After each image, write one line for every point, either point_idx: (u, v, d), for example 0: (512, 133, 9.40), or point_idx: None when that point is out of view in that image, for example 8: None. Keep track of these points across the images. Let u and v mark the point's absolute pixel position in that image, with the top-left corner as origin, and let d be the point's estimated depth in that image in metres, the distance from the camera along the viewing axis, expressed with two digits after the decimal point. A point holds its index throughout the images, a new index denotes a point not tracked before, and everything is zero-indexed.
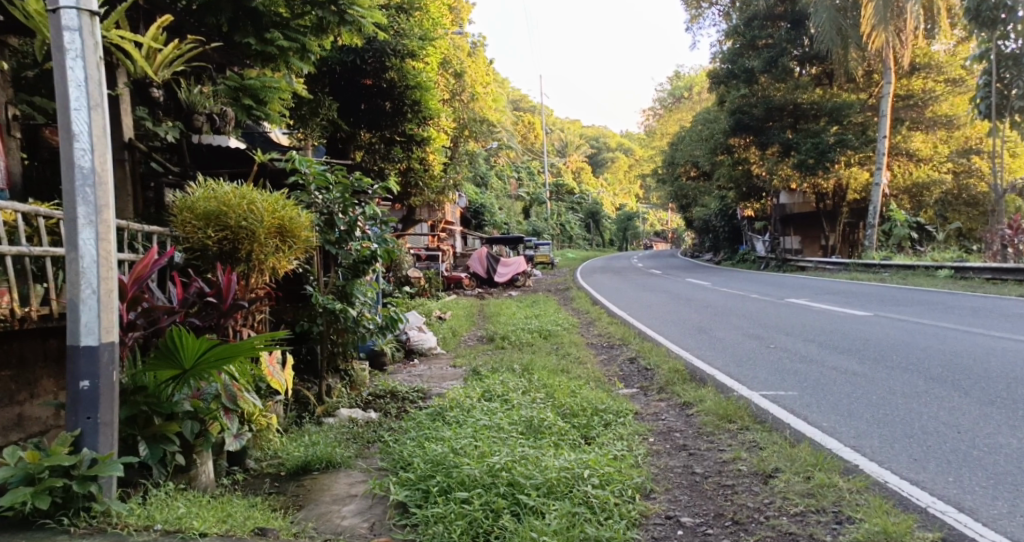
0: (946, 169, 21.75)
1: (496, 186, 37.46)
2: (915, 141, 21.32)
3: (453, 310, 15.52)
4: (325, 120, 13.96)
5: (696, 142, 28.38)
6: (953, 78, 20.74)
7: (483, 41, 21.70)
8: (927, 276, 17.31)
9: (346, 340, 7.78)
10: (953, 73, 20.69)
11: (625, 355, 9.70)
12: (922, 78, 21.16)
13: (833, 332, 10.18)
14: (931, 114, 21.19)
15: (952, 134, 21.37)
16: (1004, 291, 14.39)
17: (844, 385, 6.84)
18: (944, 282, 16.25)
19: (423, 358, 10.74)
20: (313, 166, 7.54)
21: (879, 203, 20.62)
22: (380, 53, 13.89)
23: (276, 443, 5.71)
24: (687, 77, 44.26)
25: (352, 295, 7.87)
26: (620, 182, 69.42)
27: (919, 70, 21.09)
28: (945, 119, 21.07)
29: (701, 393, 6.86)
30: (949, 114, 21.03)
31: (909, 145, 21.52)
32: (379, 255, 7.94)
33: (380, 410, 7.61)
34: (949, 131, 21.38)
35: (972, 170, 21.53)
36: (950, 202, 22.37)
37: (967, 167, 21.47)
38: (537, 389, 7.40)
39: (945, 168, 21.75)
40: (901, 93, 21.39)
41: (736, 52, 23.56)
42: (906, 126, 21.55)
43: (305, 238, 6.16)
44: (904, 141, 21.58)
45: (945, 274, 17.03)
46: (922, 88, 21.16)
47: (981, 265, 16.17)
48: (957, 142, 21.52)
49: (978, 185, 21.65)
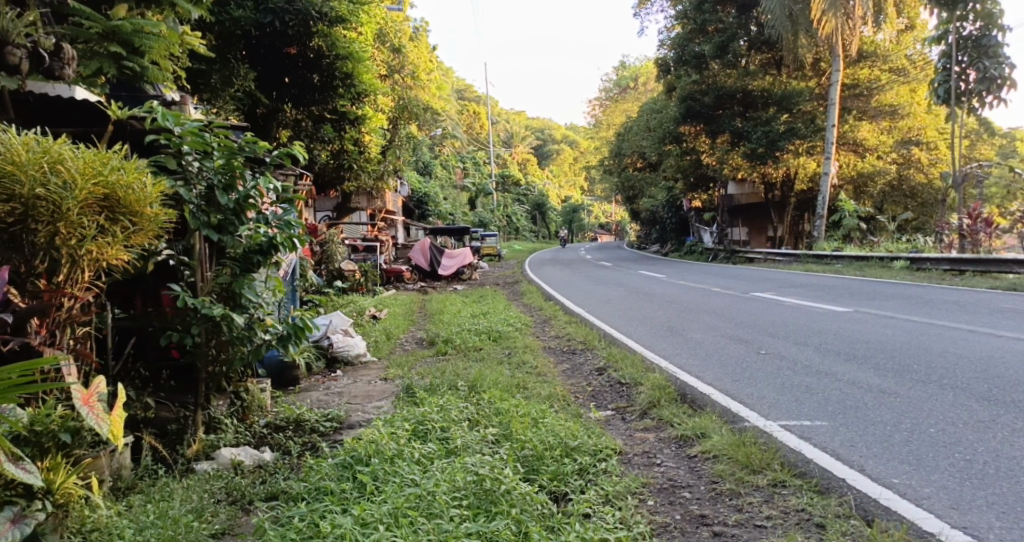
0: (890, 159, 19.74)
1: (440, 176, 35.60)
2: (863, 129, 19.39)
3: (390, 308, 13.64)
4: (241, 91, 11.87)
5: (642, 132, 26.84)
6: (898, 67, 19.19)
7: (426, 25, 19.61)
8: (882, 267, 15.79)
9: (231, 354, 5.94)
10: (898, 63, 19.17)
11: (591, 365, 7.97)
12: (868, 67, 19.38)
13: (825, 332, 8.57)
14: (877, 104, 19.61)
15: (895, 124, 19.74)
16: (977, 282, 12.98)
17: (881, 409, 5.21)
18: (905, 272, 14.94)
19: (348, 368, 8.86)
20: (185, 124, 5.71)
21: (828, 192, 19.23)
22: (304, 15, 11.63)
23: (101, 516, 4.14)
24: (632, 67, 42.62)
25: (239, 295, 6.01)
26: (565, 174, 67.96)
27: (865, 58, 19.28)
28: (890, 108, 19.51)
29: (703, 423, 5.20)
30: (894, 104, 19.46)
31: (856, 135, 19.59)
32: (278, 242, 6.08)
33: (278, 448, 5.82)
34: (893, 121, 19.72)
35: (911, 161, 19.75)
36: (889, 193, 20.75)
37: (908, 157, 19.71)
38: (481, 419, 5.56)
39: (889, 158, 19.73)
40: (846, 83, 19.70)
41: (686, 37, 21.81)
42: (853, 116, 19.98)
43: (151, 214, 4.42)
44: (851, 131, 19.64)
45: (900, 265, 15.48)
46: (868, 78, 19.50)
47: (939, 257, 14.64)
48: (899, 133, 19.82)
49: (919, 176, 19.77)
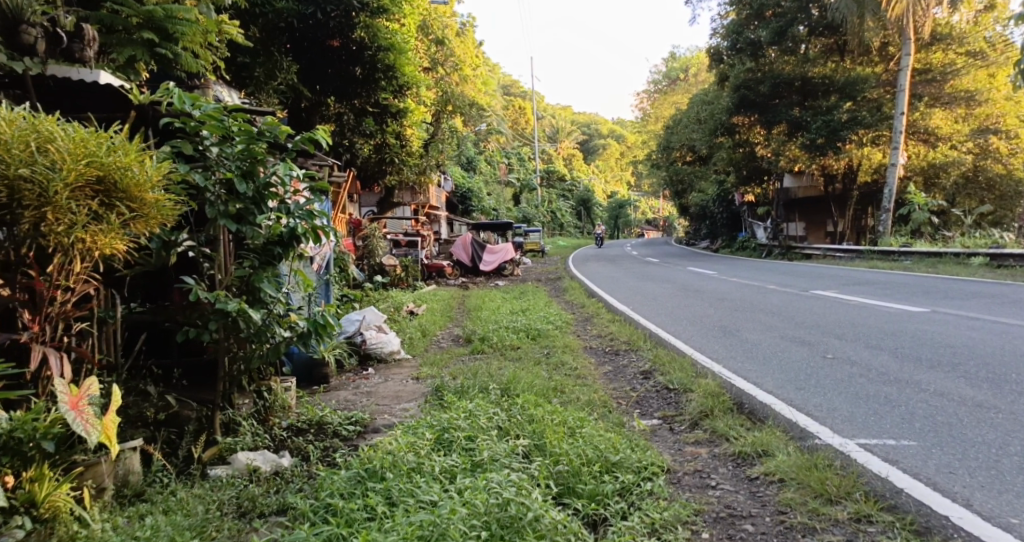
0: (964, 149, 18.71)
1: (485, 170, 35.16)
2: (935, 118, 18.58)
3: (429, 303, 13.22)
4: (284, 84, 11.41)
5: (692, 125, 26.03)
6: (975, 50, 18.18)
7: (472, 20, 19.15)
8: (957, 264, 14.94)
9: (250, 351, 5.53)
10: (976, 46, 18.14)
11: (636, 367, 7.43)
12: (942, 50, 18.61)
13: (897, 335, 7.89)
14: (951, 90, 18.70)
15: (972, 112, 18.69)
16: None
17: (983, 430, 4.76)
18: (980, 269, 14.09)
19: (381, 366, 8.44)
20: (201, 106, 5.34)
21: (894, 187, 18.28)
22: (345, 6, 11.22)
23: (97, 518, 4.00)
24: (682, 59, 41.69)
25: (258, 290, 5.58)
26: (612, 169, 67.11)
27: (939, 41, 18.47)
28: (965, 94, 18.53)
29: (766, 438, 4.70)
30: (970, 89, 18.48)
31: (928, 123, 18.75)
32: (299, 232, 5.62)
33: (297, 452, 5.35)
34: (969, 108, 18.65)
35: (989, 151, 18.61)
36: (964, 186, 19.44)
37: (985, 147, 18.57)
38: (511, 428, 5.06)
39: (963, 147, 18.74)
40: (918, 68, 18.86)
41: (740, 23, 21.00)
42: (924, 103, 18.90)
43: (154, 199, 4.17)
44: (922, 119, 18.79)
45: (979, 261, 14.67)
46: (942, 62, 18.70)
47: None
48: (976, 121, 18.80)
49: (996, 167, 18.63)
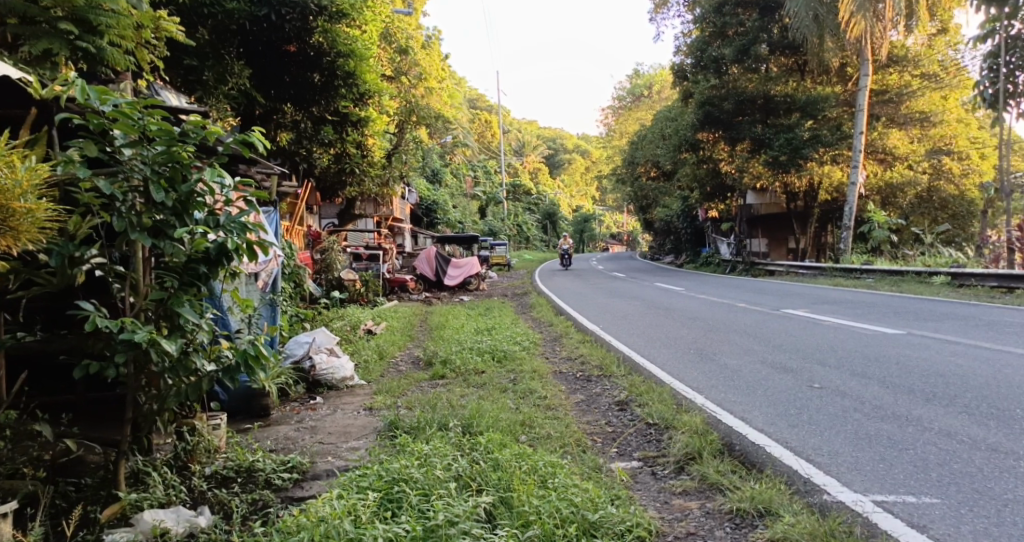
0: (920, 168, 18.37)
1: (449, 184, 34.35)
2: (893, 138, 18.06)
3: (388, 321, 12.47)
4: (235, 90, 10.55)
5: (656, 140, 25.46)
6: (930, 72, 17.53)
7: (438, 32, 18.44)
8: (921, 282, 14.50)
9: (164, 388, 4.74)
10: (929, 69, 17.55)
11: (610, 396, 6.73)
12: (898, 72, 17.96)
13: (883, 361, 7.26)
14: (907, 110, 18.09)
15: (927, 132, 18.26)
16: None
17: (1010, 481, 4.18)
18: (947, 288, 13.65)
19: (331, 393, 7.65)
20: (110, 99, 4.53)
21: (854, 204, 17.80)
22: (302, 8, 10.36)
23: None
24: (645, 75, 41.28)
25: (176, 315, 4.75)
26: (576, 184, 66.62)
27: (894, 64, 17.80)
28: (921, 115, 18.00)
29: (767, 493, 4.17)
30: (925, 110, 17.90)
31: (885, 143, 18.28)
32: (230, 249, 4.80)
33: (219, 508, 4.64)
34: (924, 129, 18.24)
35: (942, 172, 18.28)
36: (920, 203, 19.21)
37: (939, 169, 18.28)
38: (472, 479, 4.31)
39: (919, 167, 18.39)
40: (876, 88, 18.15)
41: (704, 40, 20.51)
42: (882, 123, 18.50)
43: (22, 208, 3.95)
44: (880, 139, 18.34)
45: (940, 279, 14.16)
46: (898, 83, 17.96)
47: (987, 272, 13.35)
48: (931, 141, 18.34)
49: (949, 188, 18.31)
